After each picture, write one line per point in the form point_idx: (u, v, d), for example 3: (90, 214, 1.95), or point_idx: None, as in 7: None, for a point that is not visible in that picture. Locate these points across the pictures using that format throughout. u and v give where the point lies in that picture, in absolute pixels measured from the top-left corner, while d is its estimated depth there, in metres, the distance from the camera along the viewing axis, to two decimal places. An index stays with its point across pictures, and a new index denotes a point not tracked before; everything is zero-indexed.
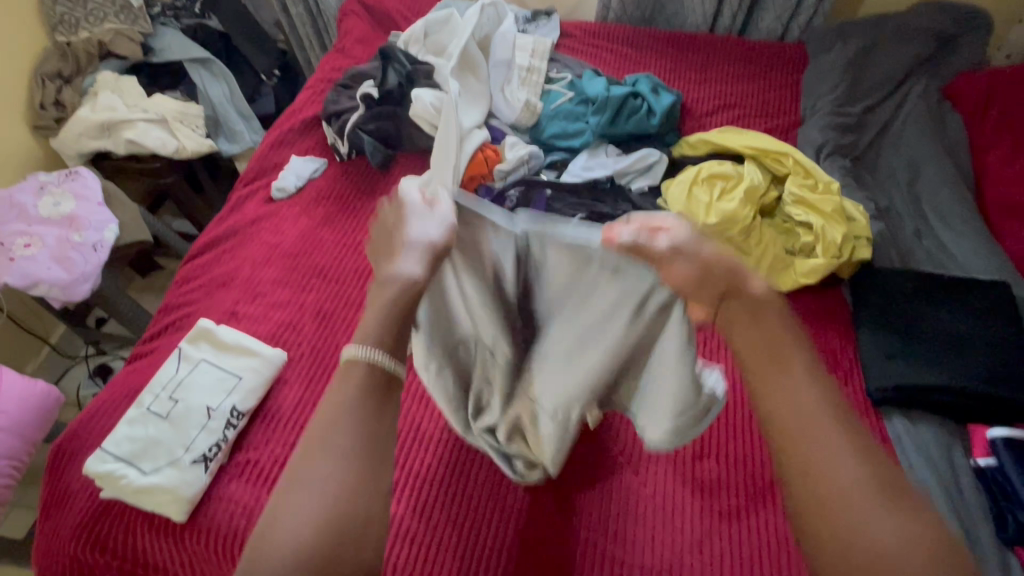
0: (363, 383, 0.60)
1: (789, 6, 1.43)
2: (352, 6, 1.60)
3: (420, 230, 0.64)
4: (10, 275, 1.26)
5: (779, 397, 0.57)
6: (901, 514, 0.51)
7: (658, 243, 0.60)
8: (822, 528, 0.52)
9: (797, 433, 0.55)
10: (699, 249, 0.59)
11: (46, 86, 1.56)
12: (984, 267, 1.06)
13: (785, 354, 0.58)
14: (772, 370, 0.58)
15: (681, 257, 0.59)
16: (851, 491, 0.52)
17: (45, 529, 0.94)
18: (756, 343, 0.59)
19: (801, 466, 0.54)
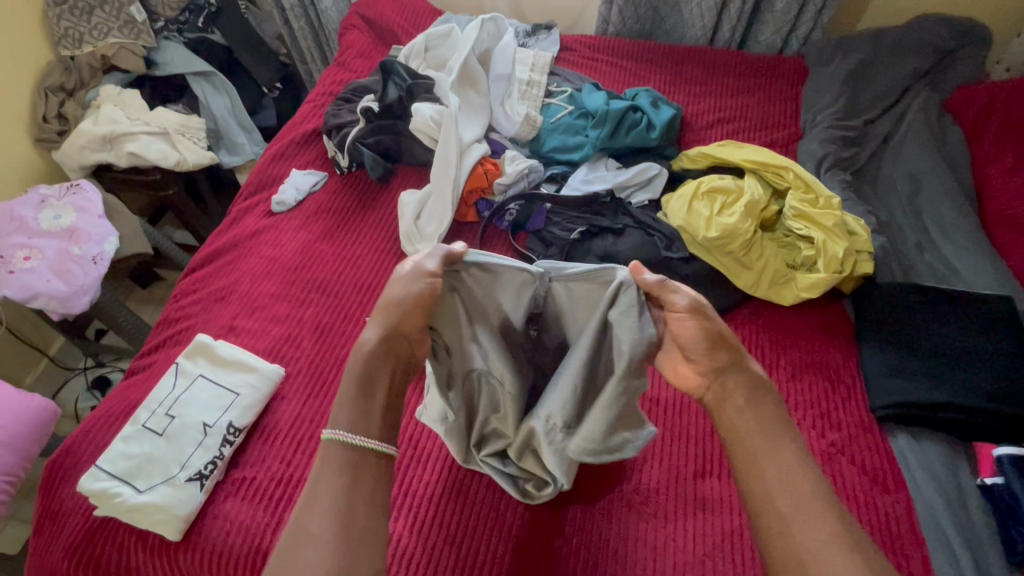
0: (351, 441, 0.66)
1: (787, 20, 1.44)
2: (354, 20, 1.62)
3: (411, 296, 0.71)
4: (9, 288, 1.26)
5: (750, 443, 0.69)
6: (841, 531, 0.61)
7: (675, 297, 0.71)
8: (777, 544, 0.62)
9: (755, 459, 0.68)
10: (710, 312, 0.72)
11: (49, 100, 1.58)
12: (987, 281, 1.05)
13: (758, 410, 0.71)
14: (746, 420, 0.70)
15: (693, 318, 0.71)
16: (794, 511, 0.63)
17: (38, 548, 0.93)
18: (741, 405, 0.71)
19: (758, 483, 0.67)
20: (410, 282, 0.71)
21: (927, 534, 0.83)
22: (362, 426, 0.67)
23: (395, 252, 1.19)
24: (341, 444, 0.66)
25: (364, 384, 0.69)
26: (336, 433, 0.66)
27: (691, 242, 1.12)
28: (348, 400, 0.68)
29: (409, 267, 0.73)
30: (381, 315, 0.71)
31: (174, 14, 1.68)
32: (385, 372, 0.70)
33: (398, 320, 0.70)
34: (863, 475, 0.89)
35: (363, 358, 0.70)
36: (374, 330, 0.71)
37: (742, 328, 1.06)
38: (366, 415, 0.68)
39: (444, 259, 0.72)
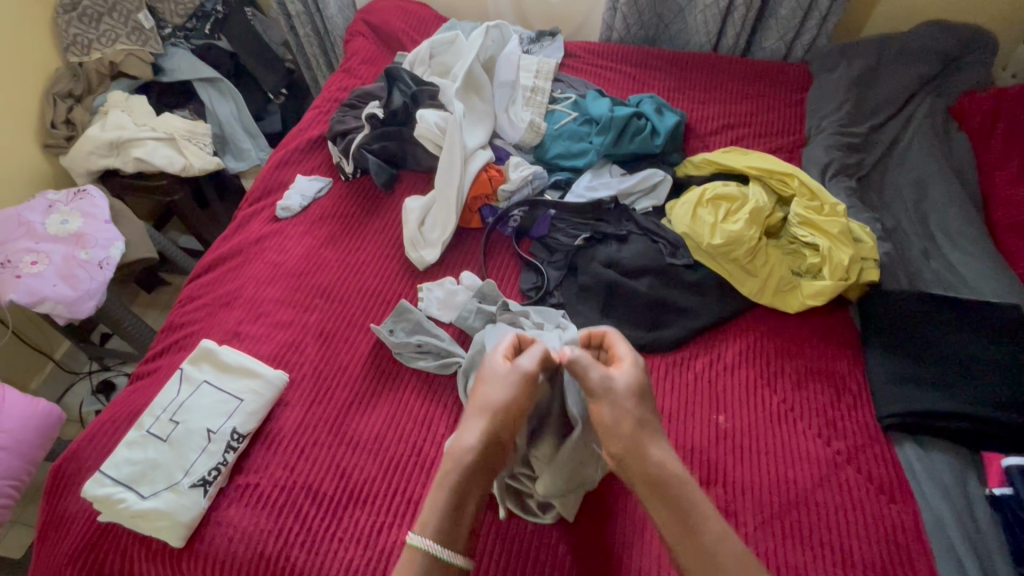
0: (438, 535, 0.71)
1: (792, 26, 1.44)
2: (359, 27, 1.63)
3: (498, 390, 0.79)
4: (16, 292, 1.26)
5: (663, 512, 0.72)
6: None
7: (592, 373, 0.80)
8: None
9: (676, 532, 0.71)
10: (621, 384, 0.79)
11: (57, 106, 1.59)
12: (995, 289, 1.04)
13: (656, 472, 0.74)
14: (650, 489, 0.73)
15: (608, 390, 0.79)
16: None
17: (42, 552, 0.93)
18: (642, 470, 0.74)
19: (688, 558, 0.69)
20: (511, 386, 0.79)
21: (934, 545, 0.82)
22: (449, 537, 0.71)
23: (399, 258, 1.19)
24: (426, 553, 0.70)
25: (458, 495, 0.73)
26: (425, 543, 0.70)
27: (696, 248, 1.12)
28: (440, 507, 0.72)
29: (504, 368, 0.81)
30: (484, 418, 0.77)
31: (182, 21, 1.69)
32: (479, 481, 0.75)
33: (500, 425, 0.77)
34: (869, 485, 0.89)
35: (465, 465, 0.74)
36: (474, 433, 0.76)
37: (747, 335, 1.06)
38: (456, 524, 0.72)
39: (540, 360, 0.82)
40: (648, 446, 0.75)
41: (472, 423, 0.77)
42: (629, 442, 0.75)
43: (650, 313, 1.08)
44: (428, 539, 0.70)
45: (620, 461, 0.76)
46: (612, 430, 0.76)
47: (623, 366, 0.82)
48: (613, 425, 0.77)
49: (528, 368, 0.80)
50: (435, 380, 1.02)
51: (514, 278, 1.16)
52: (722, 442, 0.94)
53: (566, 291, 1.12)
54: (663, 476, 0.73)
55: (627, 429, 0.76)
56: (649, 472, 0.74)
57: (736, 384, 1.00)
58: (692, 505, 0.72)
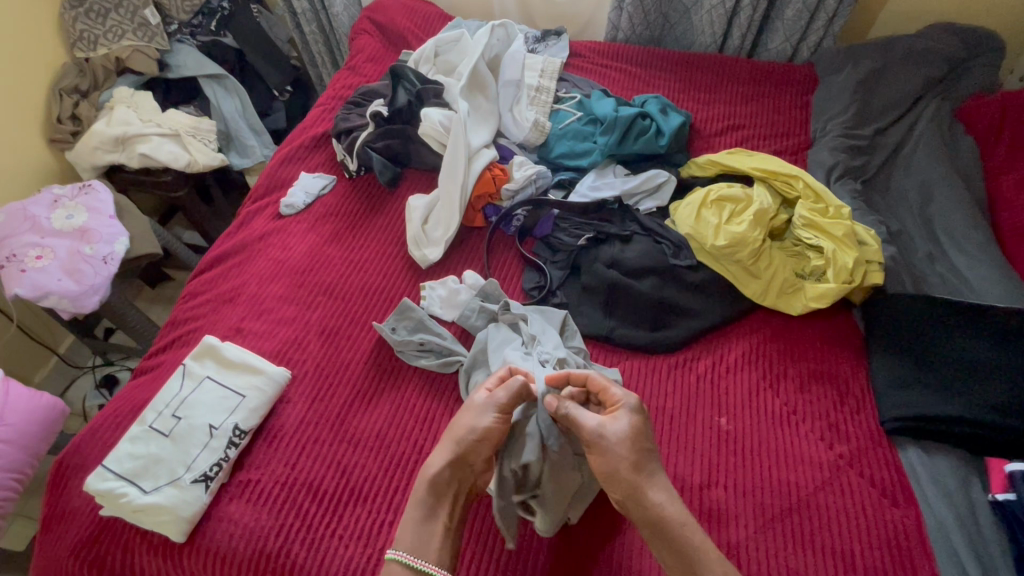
0: (412, 542, 0.74)
1: (798, 27, 1.43)
2: (364, 25, 1.63)
3: (476, 419, 0.81)
4: (21, 286, 1.27)
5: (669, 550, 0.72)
6: None
7: (613, 425, 0.79)
8: None
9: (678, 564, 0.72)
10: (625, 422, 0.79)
11: (64, 101, 1.60)
12: (999, 293, 1.03)
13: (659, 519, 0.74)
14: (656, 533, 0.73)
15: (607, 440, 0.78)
16: None
17: (44, 546, 0.93)
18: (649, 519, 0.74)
19: None
20: (495, 418, 0.82)
21: (936, 549, 0.82)
22: (426, 549, 0.73)
23: (401, 256, 1.19)
24: (404, 565, 0.72)
25: (427, 507, 0.77)
26: (401, 555, 0.72)
27: (699, 249, 1.12)
28: (413, 522, 0.75)
29: (482, 399, 0.84)
30: (452, 442, 0.80)
31: (188, 17, 1.69)
32: (447, 496, 0.78)
33: (473, 449, 0.80)
34: (871, 489, 0.88)
35: (429, 480, 0.78)
36: (442, 455, 0.80)
37: (750, 337, 1.06)
38: (428, 535, 0.75)
39: (514, 394, 0.83)
40: (647, 489, 0.75)
41: (443, 446, 0.81)
42: (628, 487, 0.75)
43: (652, 314, 1.08)
44: (402, 551, 0.73)
45: (628, 505, 0.76)
46: (611, 476, 0.76)
47: (618, 413, 0.81)
48: (611, 471, 0.77)
49: (503, 401, 0.82)
50: (436, 378, 1.02)
51: (516, 277, 1.16)
52: (724, 444, 0.94)
53: (569, 291, 1.13)
54: (663, 521, 0.74)
55: (625, 474, 0.76)
56: (651, 517, 0.74)
57: (738, 387, 1.00)
58: (684, 548, 0.72)
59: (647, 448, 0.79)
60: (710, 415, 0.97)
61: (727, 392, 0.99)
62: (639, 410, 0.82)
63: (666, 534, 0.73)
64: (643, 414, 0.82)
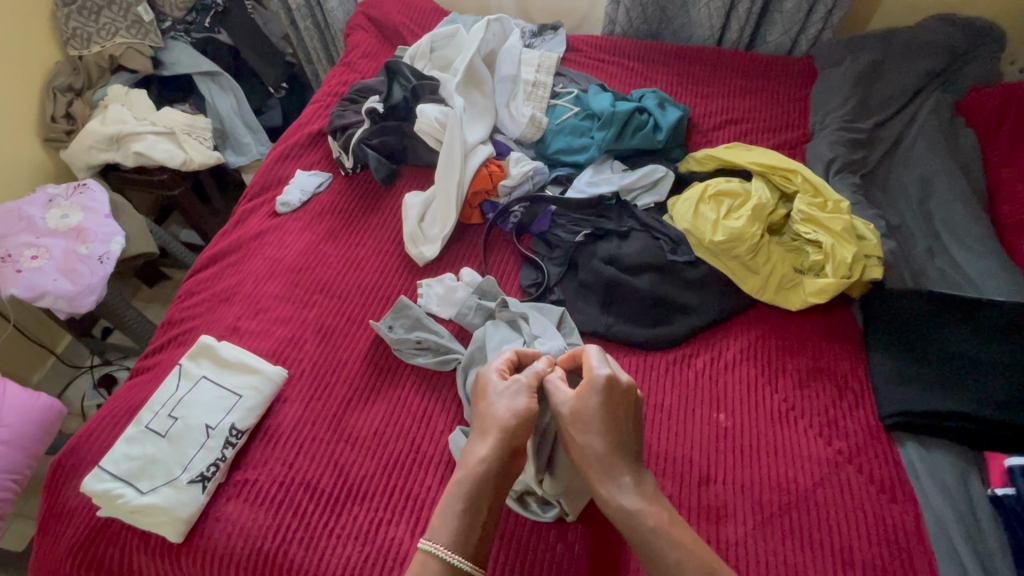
0: (450, 534, 0.71)
1: (797, 20, 1.42)
2: (359, 21, 1.61)
3: (499, 403, 0.80)
4: (17, 287, 1.27)
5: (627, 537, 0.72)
6: None
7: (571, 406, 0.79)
8: None
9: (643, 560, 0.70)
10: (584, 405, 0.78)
11: (57, 99, 1.59)
12: (999, 287, 1.03)
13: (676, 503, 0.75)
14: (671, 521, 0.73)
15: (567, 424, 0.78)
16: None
17: (42, 547, 0.93)
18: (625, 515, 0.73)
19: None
20: (518, 400, 0.80)
21: (935, 546, 0.82)
22: (460, 543, 0.70)
23: (398, 253, 1.18)
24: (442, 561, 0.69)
25: (469, 502, 0.73)
26: (437, 548, 0.69)
27: (696, 245, 1.11)
28: (451, 514, 0.72)
29: (503, 383, 0.83)
30: (496, 431, 0.77)
31: (181, 15, 1.67)
32: (489, 491, 0.74)
33: (517, 436, 0.77)
34: (870, 484, 0.88)
35: (477, 473, 0.74)
36: (487, 447, 0.76)
37: (749, 333, 1.05)
38: (470, 529, 0.71)
39: (534, 374, 0.84)
40: (598, 481, 0.75)
41: (484, 437, 0.77)
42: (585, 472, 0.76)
43: (650, 311, 1.07)
44: (440, 544, 0.70)
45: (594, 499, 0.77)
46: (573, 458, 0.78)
47: (581, 391, 0.79)
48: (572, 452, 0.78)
49: (527, 381, 0.82)
50: (433, 376, 1.01)
51: (514, 274, 1.16)
52: (722, 440, 0.94)
53: (566, 288, 1.12)
54: (619, 511, 0.72)
55: (580, 461, 0.77)
56: (611, 507, 0.73)
57: (736, 383, 0.99)
58: (642, 538, 0.70)
59: (608, 429, 0.77)
60: (710, 412, 0.97)
61: (726, 389, 0.99)
62: (606, 387, 0.78)
63: (624, 523, 0.72)
64: (613, 390, 0.78)
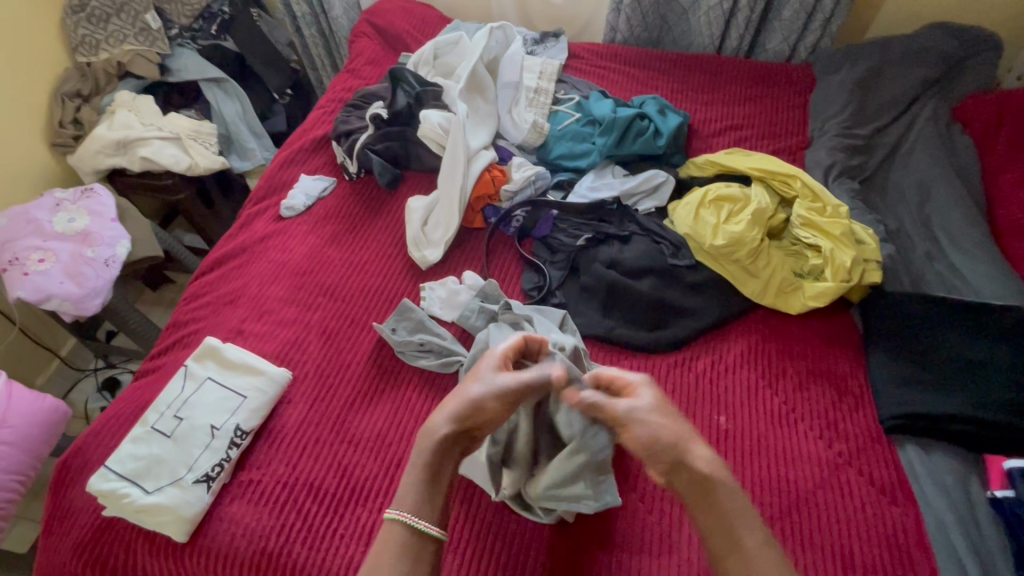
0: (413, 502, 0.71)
1: (795, 28, 1.44)
2: (364, 28, 1.64)
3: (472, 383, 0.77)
4: (24, 290, 1.28)
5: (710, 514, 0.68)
6: None
7: (619, 407, 0.74)
8: None
9: (720, 533, 0.67)
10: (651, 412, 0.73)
11: (65, 105, 1.61)
12: (997, 291, 1.04)
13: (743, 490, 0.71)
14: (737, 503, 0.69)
15: (636, 423, 0.72)
16: None
17: (47, 548, 0.93)
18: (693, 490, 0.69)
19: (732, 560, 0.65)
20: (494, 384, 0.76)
21: (935, 548, 0.82)
22: (427, 509, 0.71)
23: (401, 257, 1.20)
24: (404, 525, 0.69)
25: (432, 473, 0.73)
26: (399, 514, 0.70)
27: (697, 250, 1.12)
28: (414, 483, 0.72)
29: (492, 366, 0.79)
30: (455, 401, 0.75)
31: (189, 22, 1.72)
32: (450, 459, 0.74)
33: (473, 416, 0.75)
34: (870, 486, 0.89)
35: (432, 444, 0.73)
36: (445, 414, 0.75)
37: (749, 336, 1.06)
38: (432, 500, 0.71)
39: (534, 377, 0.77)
40: (690, 454, 0.71)
41: (447, 405, 0.75)
42: (669, 457, 0.70)
43: (651, 314, 1.08)
44: (402, 511, 0.70)
45: (669, 473, 0.71)
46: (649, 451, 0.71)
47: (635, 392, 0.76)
48: (648, 446, 0.71)
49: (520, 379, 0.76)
50: (436, 378, 1.02)
51: (516, 278, 1.17)
52: (723, 443, 0.94)
53: (568, 291, 1.13)
54: (703, 484, 0.69)
55: (662, 451, 0.71)
56: (696, 484, 0.69)
57: (737, 387, 1.00)
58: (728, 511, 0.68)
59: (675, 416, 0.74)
60: (711, 415, 0.97)
61: (727, 393, 1.00)
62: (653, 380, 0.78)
63: (707, 495, 0.69)
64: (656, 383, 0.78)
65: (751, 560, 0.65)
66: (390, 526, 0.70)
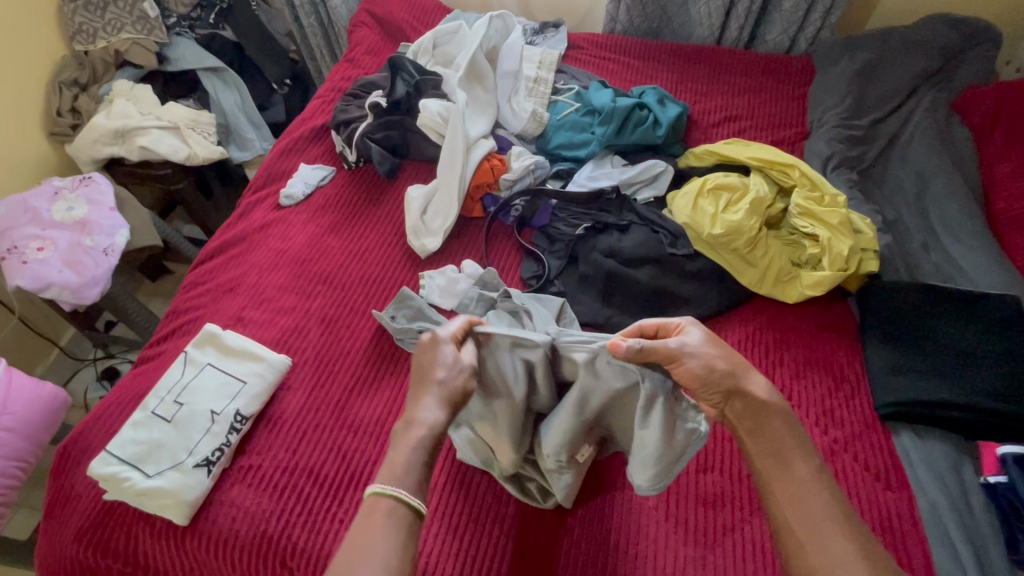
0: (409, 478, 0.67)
1: (795, 19, 1.44)
2: (362, 18, 1.63)
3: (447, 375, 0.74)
4: (22, 278, 1.28)
5: (763, 436, 0.70)
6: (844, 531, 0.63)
7: (671, 345, 0.73)
8: (794, 547, 0.63)
9: (771, 455, 0.69)
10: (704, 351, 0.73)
11: (63, 93, 1.60)
12: (993, 281, 1.04)
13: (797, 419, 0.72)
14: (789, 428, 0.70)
15: (689, 356, 0.72)
16: (822, 519, 0.64)
17: (48, 532, 0.94)
18: (744, 413, 0.71)
19: (785, 478, 0.67)
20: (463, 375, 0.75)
21: (929, 533, 0.83)
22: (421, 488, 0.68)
23: (400, 246, 1.20)
24: (399, 501, 0.66)
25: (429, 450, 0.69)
26: (393, 489, 0.66)
27: (696, 239, 1.13)
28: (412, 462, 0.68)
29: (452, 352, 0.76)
30: (437, 391, 0.73)
31: (186, 10, 1.70)
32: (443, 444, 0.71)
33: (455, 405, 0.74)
34: (865, 472, 0.89)
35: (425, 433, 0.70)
36: (430, 408, 0.72)
37: (746, 324, 1.07)
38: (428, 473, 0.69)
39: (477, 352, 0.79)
40: (749, 382, 0.72)
41: (429, 400, 0.73)
42: (728, 384, 0.72)
43: (649, 303, 1.09)
44: (398, 488, 0.66)
45: (727, 398, 0.72)
46: (705, 381, 0.72)
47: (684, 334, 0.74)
48: (704, 376, 0.72)
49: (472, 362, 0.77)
50: None
51: (515, 266, 1.17)
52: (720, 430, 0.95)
53: (566, 280, 1.13)
54: (759, 406, 0.71)
55: (720, 379, 0.72)
56: (751, 407, 0.71)
57: None
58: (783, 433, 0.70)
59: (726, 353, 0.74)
60: None
61: None
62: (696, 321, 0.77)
63: (762, 418, 0.70)
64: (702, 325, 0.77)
65: (797, 477, 0.67)
66: (380, 499, 0.66)
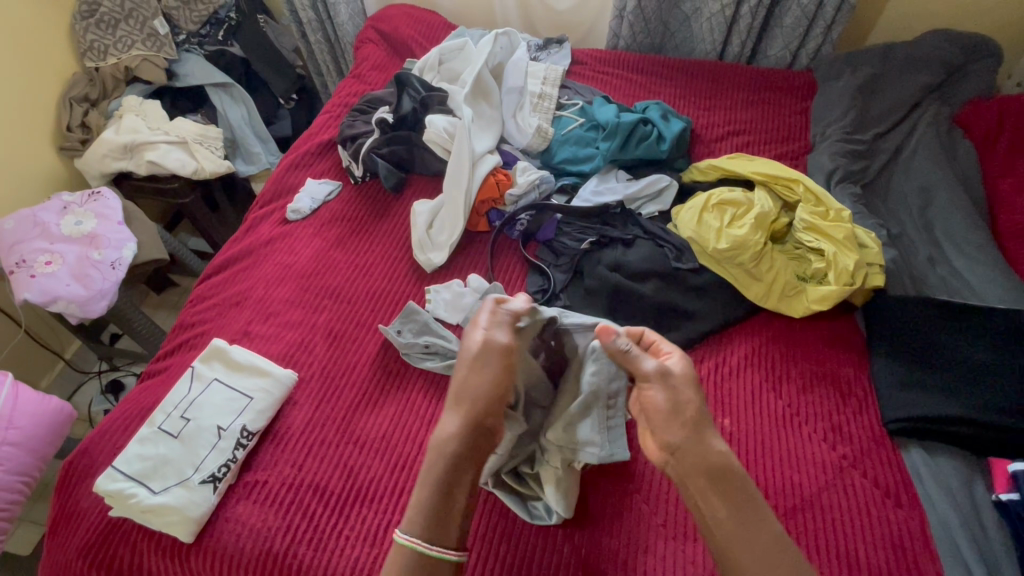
0: (425, 524, 0.75)
1: (797, 35, 1.45)
2: (369, 34, 1.66)
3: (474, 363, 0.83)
4: (30, 292, 1.29)
5: (732, 503, 0.74)
6: None
7: (647, 363, 0.82)
8: None
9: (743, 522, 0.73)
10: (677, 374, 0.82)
11: (73, 109, 1.62)
12: (999, 295, 1.04)
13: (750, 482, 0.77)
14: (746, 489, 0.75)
15: (664, 377, 0.81)
16: None
17: (52, 549, 0.94)
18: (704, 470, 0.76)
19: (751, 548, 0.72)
20: (494, 367, 0.82)
21: (940, 549, 0.82)
22: (438, 536, 0.75)
23: (407, 260, 1.20)
24: (414, 551, 0.73)
25: (445, 485, 0.77)
26: (409, 539, 0.74)
27: (701, 253, 1.13)
28: (423, 509, 0.75)
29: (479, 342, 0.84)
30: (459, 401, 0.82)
31: (196, 27, 1.72)
32: (463, 475, 0.78)
33: (483, 408, 0.81)
34: (875, 489, 0.89)
35: (448, 456, 0.78)
36: (452, 421, 0.81)
37: (752, 339, 1.07)
38: (444, 523, 0.75)
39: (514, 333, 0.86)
40: (709, 435, 0.78)
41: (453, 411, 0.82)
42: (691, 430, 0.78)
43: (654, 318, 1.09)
44: (412, 535, 0.74)
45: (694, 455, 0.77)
46: (672, 416, 0.79)
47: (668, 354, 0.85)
48: (671, 410, 0.80)
49: (507, 342, 0.84)
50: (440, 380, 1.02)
51: (521, 280, 1.18)
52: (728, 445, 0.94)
53: (571, 294, 1.14)
54: (727, 464, 0.76)
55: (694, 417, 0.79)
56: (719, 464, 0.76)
57: (741, 390, 1.00)
58: (747, 496, 0.75)
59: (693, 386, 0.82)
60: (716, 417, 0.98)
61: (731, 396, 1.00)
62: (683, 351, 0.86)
63: (724, 480, 0.75)
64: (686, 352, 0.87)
65: (765, 542, 0.72)
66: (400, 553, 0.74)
